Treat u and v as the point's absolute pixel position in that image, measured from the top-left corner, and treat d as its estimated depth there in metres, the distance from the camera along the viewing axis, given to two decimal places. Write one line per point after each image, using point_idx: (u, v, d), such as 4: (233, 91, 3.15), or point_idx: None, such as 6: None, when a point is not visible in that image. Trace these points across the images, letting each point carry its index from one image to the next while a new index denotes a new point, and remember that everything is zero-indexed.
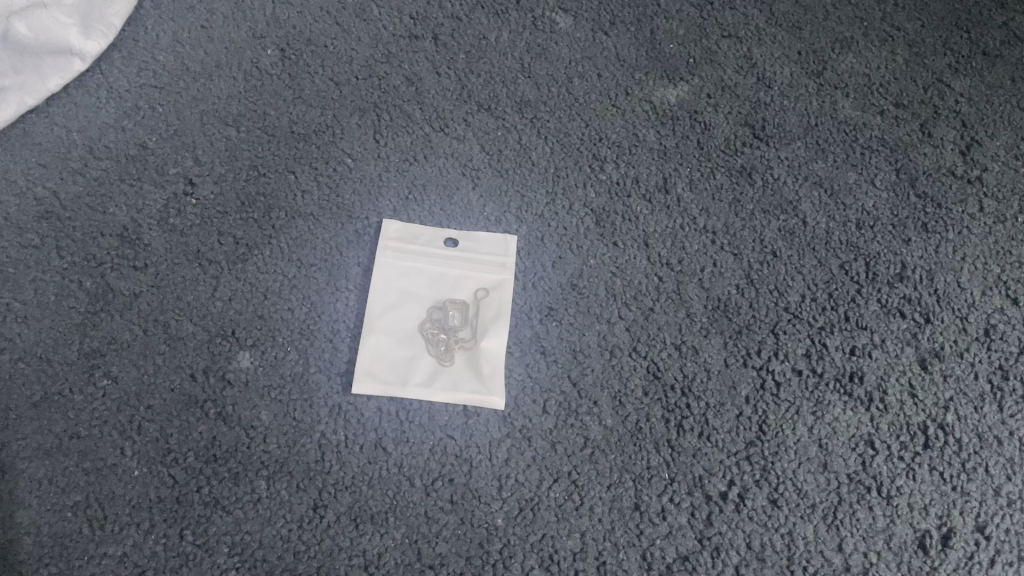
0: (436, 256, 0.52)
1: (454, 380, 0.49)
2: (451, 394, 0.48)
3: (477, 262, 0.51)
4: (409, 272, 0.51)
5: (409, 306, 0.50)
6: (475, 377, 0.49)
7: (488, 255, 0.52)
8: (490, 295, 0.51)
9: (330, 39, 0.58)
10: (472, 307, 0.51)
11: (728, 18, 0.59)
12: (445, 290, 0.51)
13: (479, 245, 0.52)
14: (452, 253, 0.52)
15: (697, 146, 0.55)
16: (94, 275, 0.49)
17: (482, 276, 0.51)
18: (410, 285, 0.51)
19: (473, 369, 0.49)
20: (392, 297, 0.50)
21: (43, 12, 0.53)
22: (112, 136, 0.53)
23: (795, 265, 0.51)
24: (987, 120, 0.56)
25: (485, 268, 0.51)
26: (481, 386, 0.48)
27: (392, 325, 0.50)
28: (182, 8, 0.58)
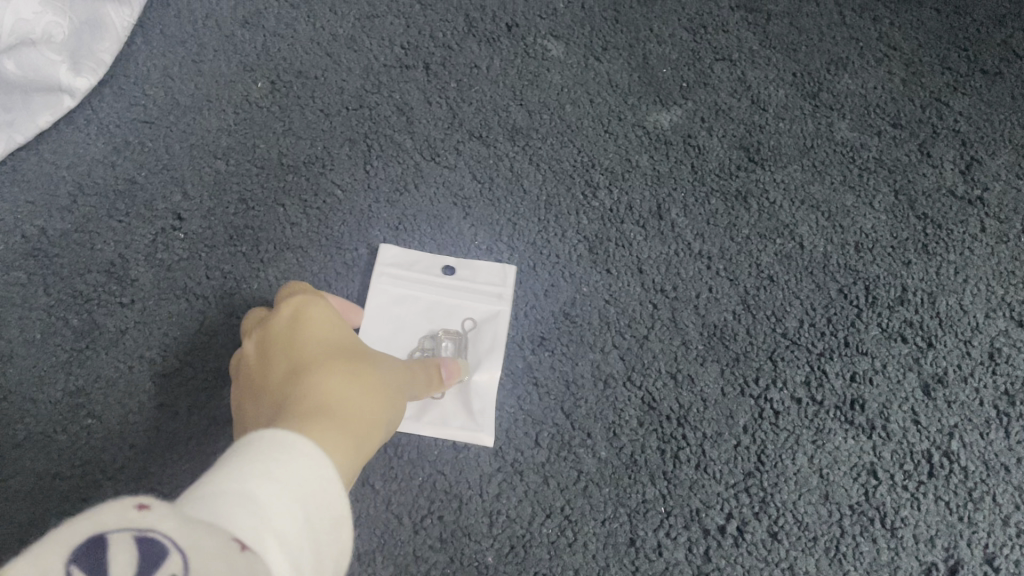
0: (435, 284, 0.50)
1: (444, 413, 0.46)
2: (439, 428, 0.46)
3: (475, 292, 0.50)
4: (405, 299, 0.50)
5: (403, 335, 0.49)
6: (465, 413, 0.46)
7: (486, 285, 0.50)
8: (485, 327, 0.49)
9: (321, 70, 0.58)
10: (467, 337, 0.49)
11: (721, 42, 0.60)
12: (440, 320, 0.49)
13: (479, 276, 0.51)
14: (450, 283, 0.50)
15: (691, 171, 0.55)
16: (80, 312, 0.49)
17: (478, 308, 0.50)
18: (406, 313, 0.49)
19: (464, 403, 0.46)
20: (386, 326, 0.49)
21: (30, 49, 0.52)
22: (100, 171, 0.53)
23: (792, 290, 0.51)
24: (987, 138, 0.58)
25: (481, 299, 0.50)
26: (472, 422, 0.46)
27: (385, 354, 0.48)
28: (173, 43, 0.58)
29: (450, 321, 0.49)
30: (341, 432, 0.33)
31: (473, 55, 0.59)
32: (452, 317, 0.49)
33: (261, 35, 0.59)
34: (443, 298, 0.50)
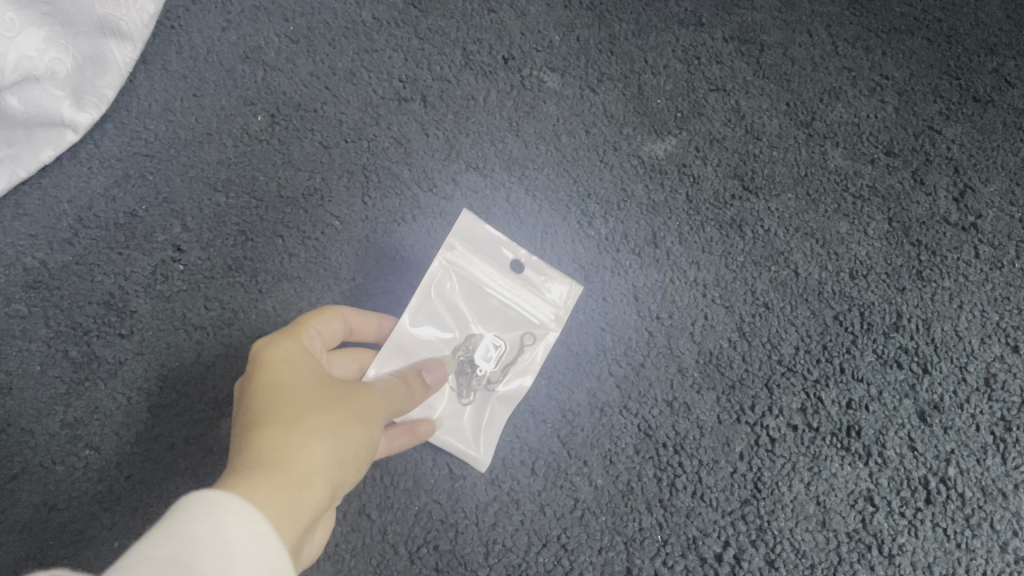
0: (501, 279, 0.47)
1: (452, 418, 0.46)
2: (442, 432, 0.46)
3: (537, 303, 0.47)
4: (461, 288, 0.47)
5: (448, 324, 0.47)
6: (475, 424, 0.46)
7: (546, 295, 0.47)
8: (528, 340, 0.47)
9: (320, 103, 0.58)
10: (508, 348, 0.47)
11: (715, 72, 0.60)
12: (488, 318, 0.47)
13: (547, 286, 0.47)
14: (518, 281, 0.47)
15: (686, 200, 0.56)
16: (78, 343, 0.50)
17: (532, 323, 0.47)
18: (455, 301, 0.47)
19: (478, 414, 0.46)
20: (431, 307, 0.46)
21: (32, 85, 0.53)
22: (102, 205, 0.54)
23: (787, 317, 0.52)
24: (980, 165, 0.58)
25: (540, 313, 0.47)
26: (475, 435, 0.46)
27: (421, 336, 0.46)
28: (174, 78, 0.58)
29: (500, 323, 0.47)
30: (298, 474, 0.32)
31: (471, 88, 0.59)
32: (506, 322, 0.47)
33: (261, 70, 0.59)
34: (503, 296, 0.47)
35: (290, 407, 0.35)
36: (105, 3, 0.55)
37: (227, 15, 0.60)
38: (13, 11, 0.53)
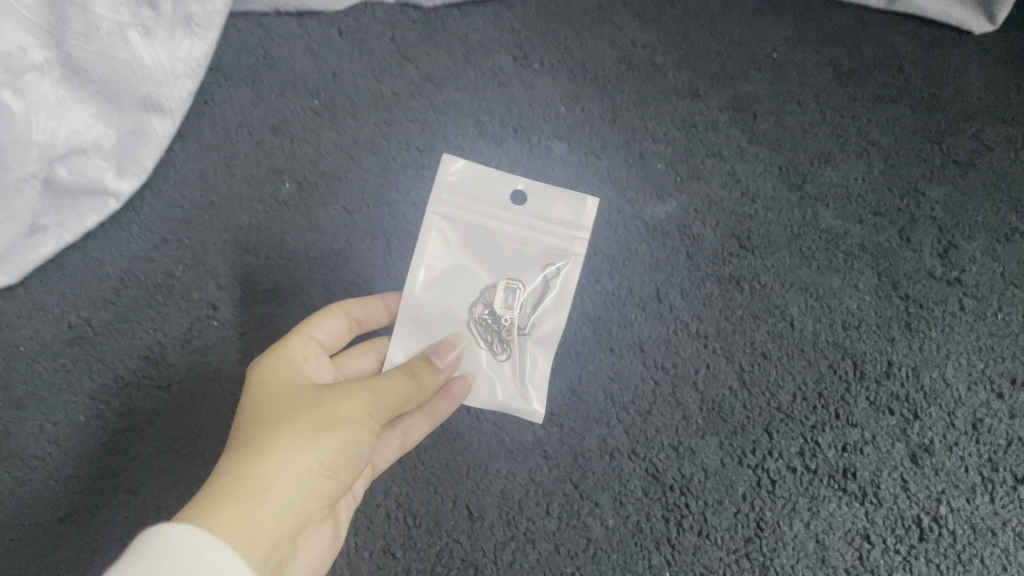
0: (504, 212, 0.49)
1: (496, 372, 0.50)
2: (489, 386, 0.50)
3: (554, 230, 0.49)
4: (467, 234, 0.49)
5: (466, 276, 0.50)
6: (515, 379, 0.50)
7: (557, 222, 0.49)
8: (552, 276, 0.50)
9: (343, 171, 0.63)
10: (534, 284, 0.50)
11: (711, 138, 0.65)
12: (505, 259, 0.50)
13: (556, 210, 0.50)
14: (519, 212, 0.49)
15: (687, 258, 0.60)
16: (120, 395, 0.55)
17: (549, 251, 0.49)
18: (462, 242, 0.49)
19: (516, 367, 0.50)
20: (443, 264, 0.49)
21: (81, 157, 0.57)
22: (141, 267, 0.59)
23: (784, 366, 0.56)
24: (963, 223, 0.62)
25: (556, 239, 0.49)
26: (521, 385, 0.50)
27: (434, 286, 0.50)
28: (208, 148, 0.63)
29: (522, 259, 0.50)
30: (264, 493, 0.36)
31: (484, 157, 0.64)
32: (524, 261, 0.50)
33: (289, 142, 0.64)
34: (513, 231, 0.49)
35: (265, 421, 0.39)
36: (149, 82, 0.58)
37: (256, 90, 0.65)
38: (65, 90, 0.56)
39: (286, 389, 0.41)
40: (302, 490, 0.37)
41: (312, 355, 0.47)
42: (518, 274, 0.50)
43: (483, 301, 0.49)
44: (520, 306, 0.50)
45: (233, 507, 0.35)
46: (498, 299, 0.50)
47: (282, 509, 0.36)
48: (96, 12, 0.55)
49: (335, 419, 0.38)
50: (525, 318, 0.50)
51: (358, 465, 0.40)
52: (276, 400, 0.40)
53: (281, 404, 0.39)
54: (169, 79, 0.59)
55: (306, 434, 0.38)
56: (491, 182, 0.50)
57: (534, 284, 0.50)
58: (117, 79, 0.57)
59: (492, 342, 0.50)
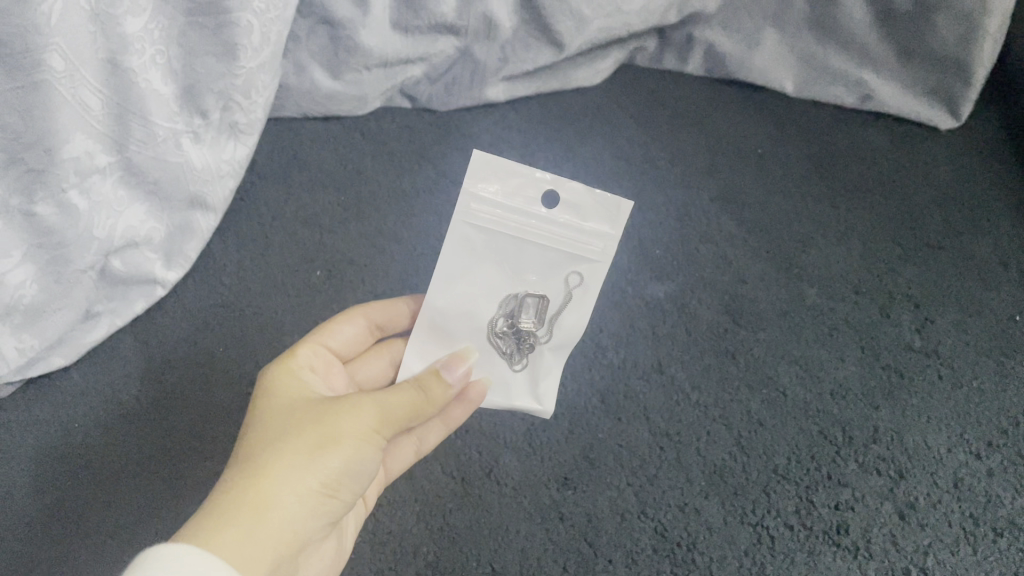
0: (531, 214, 0.50)
1: (514, 383, 0.52)
2: (506, 396, 0.52)
3: (585, 235, 0.50)
4: (490, 234, 0.50)
5: (490, 280, 0.51)
6: (531, 392, 0.52)
7: (587, 228, 0.50)
8: (579, 284, 0.51)
9: (369, 259, 0.71)
10: (557, 294, 0.51)
11: (703, 227, 0.72)
12: (530, 265, 0.50)
13: (587, 212, 0.50)
14: (548, 217, 0.50)
15: (686, 333, 0.66)
16: (166, 465, 0.61)
17: (576, 259, 0.50)
18: (485, 243, 0.50)
19: (531, 379, 0.52)
20: (465, 266, 0.50)
21: (133, 249, 0.64)
22: (184, 348, 0.66)
23: (778, 432, 0.62)
24: (937, 300, 0.69)
25: (583, 246, 0.50)
26: (537, 397, 0.52)
27: (451, 287, 0.50)
28: (247, 241, 0.71)
29: (547, 264, 0.50)
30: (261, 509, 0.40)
31: None
32: (550, 268, 0.50)
33: (319, 233, 0.72)
34: (538, 235, 0.50)
35: (275, 436, 0.42)
36: (197, 182, 0.65)
37: (289, 186, 0.75)
38: (123, 189, 0.62)
39: (296, 405, 0.45)
40: (304, 505, 0.41)
41: (322, 362, 0.52)
42: (541, 281, 0.51)
43: (506, 310, 0.51)
44: (542, 319, 0.51)
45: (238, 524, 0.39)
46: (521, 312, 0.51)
47: (285, 523, 0.40)
48: (158, 122, 0.61)
49: (337, 437, 0.42)
50: (548, 334, 0.51)
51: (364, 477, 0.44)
52: (287, 414, 0.44)
53: (291, 420, 0.43)
54: (214, 180, 0.66)
55: (310, 452, 0.41)
56: (517, 179, 0.50)
57: (559, 292, 0.51)
58: (170, 180, 0.64)
59: (511, 355, 0.51)
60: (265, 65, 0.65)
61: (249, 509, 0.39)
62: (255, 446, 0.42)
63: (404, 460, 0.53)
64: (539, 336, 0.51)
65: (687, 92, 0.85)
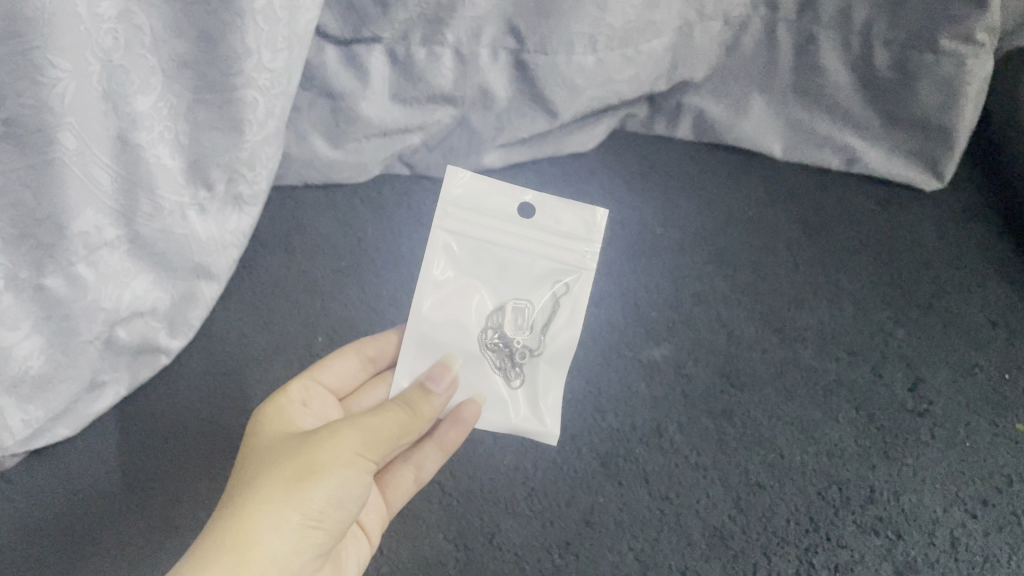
0: (517, 227, 0.62)
1: (510, 396, 0.62)
2: (503, 411, 0.62)
3: (568, 245, 0.62)
4: (478, 251, 0.62)
5: (479, 294, 0.62)
6: (524, 398, 0.62)
7: (561, 238, 0.62)
8: (559, 292, 0.63)
9: (370, 323, 0.75)
10: (544, 303, 0.63)
11: (698, 287, 0.74)
12: (514, 278, 0.62)
13: (567, 225, 0.62)
14: (526, 232, 0.62)
15: (683, 395, 0.68)
16: (178, 534, 0.64)
17: (553, 270, 0.62)
18: (475, 260, 0.62)
19: (524, 385, 0.63)
20: (458, 283, 0.62)
21: (139, 319, 0.65)
22: (192, 416, 0.69)
23: (777, 494, 0.65)
24: (928, 360, 0.71)
25: (559, 257, 0.62)
26: (532, 408, 0.62)
27: (447, 297, 0.62)
28: (248, 306, 0.74)
29: (534, 274, 0.62)
30: (249, 543, 0.44)
31: None
32: (532, 279, 0.62)
33: (321, 300, 0.76)
34: (525, 246, 0.62)
35: (260, 474, 0.47)
36: (202, 253, 0.66)
37: (289, 251, 0.78)
38: (130, 261, 0.63)
39: (284, 441, 0.50)
40: (289, 536, 0.46)
41: (316, 396, 0.60)
42: (529, 291, 0.63)
43: (495, 321, 0.62)
44: (532, 329, 0.63)
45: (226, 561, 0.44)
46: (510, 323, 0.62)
47: (272, 554, 0.45)
48: (164, 195, 0.63)
49: (316, 468, 0.47)
50: (539, 346, 0.62)
51: (351, 502, 0.48)
52: (274, 451, 0.49)
53: (274, 459, 0.48)
54: (218, 249, 0.68)
55: (289, 486, 0.46)
56: (502, 196, 0.62)
57: (540, 301, 0.63)
58: (176, 252, 0.65)
59: (506, 368, 0.62)
60: (270, 139, 0.67)
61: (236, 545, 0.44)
62: (242, 486, 0.47)
63: (397, 486, 0.59)
64: (530, 345, 0.62)
65: (662, 159, 0.89)
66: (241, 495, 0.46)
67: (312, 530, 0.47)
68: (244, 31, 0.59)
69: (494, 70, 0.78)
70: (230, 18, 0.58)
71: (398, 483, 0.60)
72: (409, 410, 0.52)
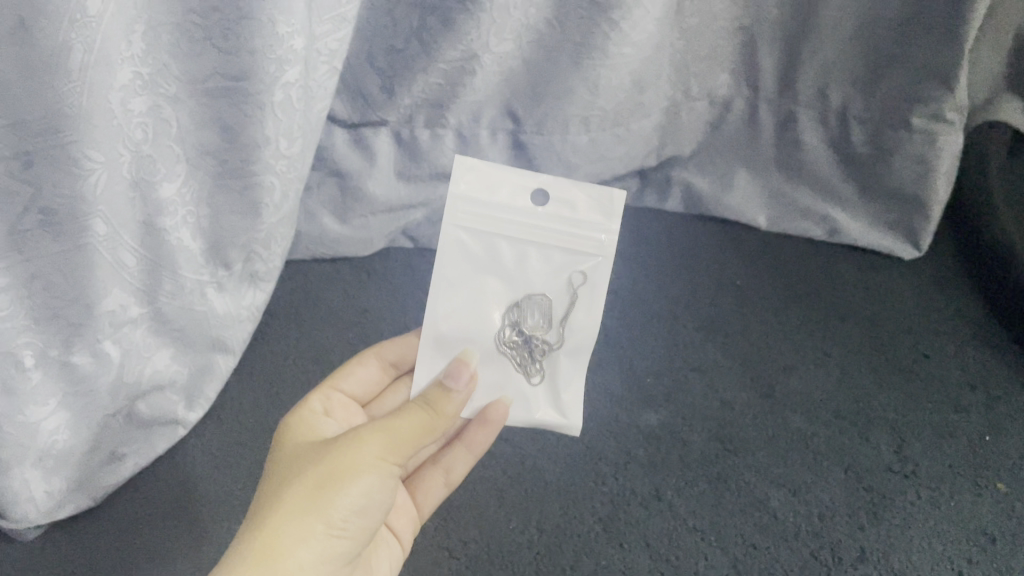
0: (531, 217, 0.61)
1: (532, 394, 0.62)
2: (526, 408, 0.62)
3: (585, 232, 0.61)
4: (495, 244, 0.61)
5: (499, 290, 0.62)
6: (548, 396, 0.62)
7: (581, 222, 0.61)
8: (582, 281, 0.61)
9: None
10: (562, 295, 0.62)
11: (691, 356, 0.80)
12: (533, 270, 0.62)
13: (583, 209, 0.61)
14: (543, 222, 0.61)
15: (679, 458, 0.73)
16: None
17: (574, 260, 0.61)
18: (490, 253, 0.61)
19: (548, 381, 0.63)
20: (475, 280, 0.61)
21: (158, 393, 0.69)
22: (207, 487, 0.71)
23: (772, 555, 0.67)
24: (911, 424, 0.76)
25: (579, 244, 0.61)
26: (556, 406, 0.62)
27: (461, 294, 0.61)
28: (263, 380, 0.78)
29: (551, 265, 0.61)
30: (272, 555, 0.45)
31: None
32: (552, 272, 0.61)
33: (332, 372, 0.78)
34: (541, 239, 0.61)
35: (282, 484, 0.48)
36: (219, 326, 0.72)
37: (299, 327, 0.82)
38: (152, 337, 0.68)
39: (305, 449, 0.51)
40: (313, 547, 0.46)
41: (340, 401, 0.62)
42: (547, 283, 0.62)
43: (514, 318, 0.62)
44: (551, 324, 0.62)
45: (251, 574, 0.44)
46: (528, 317, 0.62)
47: (296, 566, 0.45)
48: (186, 275, 0.67)
49: (336, 479, 0.47)
50: (557, 339, 0.62)
51: (375, 508, 0.49)
52: (296, 460, 0.50)
53: (296, 467, 0.49)
54: (234, 325, 0.73)
55: (310, 497, 0.47)
56: (512, 184, 0.61)
57: (562, 292, 0.62)
58: (194, 326, 0.70)
59: (528, 366, 0.62)
60: (285, 220, 0.73)
61: (261, 555, 0.45)
62: (265, 497, 0.48)
63: (436, 488, 0.62)
64: (550, 341, 0.62)
65: (657, 236, 0.94)
66: (262, 507, 0.47)
67: (335, 539, 0.47)
68: (264, 122, 0.65)
69: (494, 150, 0.88)
70: (253, 110, 0.64)
71: (430, 485, 0.62)
72: (432, 410, 0.52)
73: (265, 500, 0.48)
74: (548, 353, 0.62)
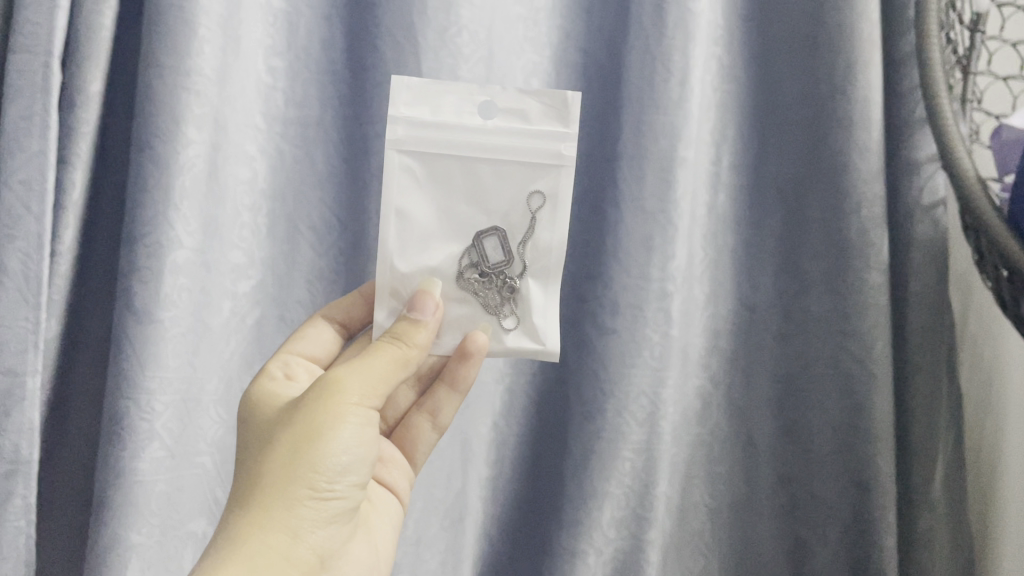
0: (479, 130, 0.74)
1: (501, 328, 0.77)
2: (498, 340, 0.78)
3: (540, 146, 0.74)
4: (446, 154, 0.74)
5: (460, 214, 0.77)
6: (519, 330, 0.77)
7: (535, 133, 0.74)
8: (540, 189, 0.76)
9: None
10: (523, 217, 0.77)
11: None
12: (491, 172, 0.76)
13: (538, 118, 0.75)
14: (492, 135, 0.74)
15: None
16: None
17: (531, 170, 0.75)
18: (444, 170, 0.75)
19: (521, 319, 0.77)
20: (432, 211, 0.76)
21: None
22: None
23: None
24: None
25: (532, 155, 0.75)
26: (531, 334, 0.77)
27: (418, 234, 0.76)
28: None
29: (511, 181, 0.76)
30: (264, 527, 0.59)
31: None
32: (511, 183, 0.76)
33: None
34: (490, 155, 0.74)
35: (269, 454, 0.62)
36: None
37: None
38: None
39: (277, 415, 0.66)
40: (304, 508, 0.61)
41: (297, 360, 0.78)
42: (510, 205, 0.76)
43: (473, 251, 0.77)
44: (513, 256, 0.77)
45: (247, 539, 0.58)
46: (489, 260, 0.77)
47: (291, 529, 0.60)
48: None
49: (312, 443, 0.62)
50: (522, 270, 0.78)
51: (357, 461, 0.64)
52: (273, 429, 0.65)
53: (275, 435, 0.64)
54: None
55: (293, 464, 0.61)
56: (455, 99, 0.75)
57: (524, 204, 0.76)
58: None
59: (491, 295, 0.77)
60: None
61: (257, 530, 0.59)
62: (254, 463, 0.63)
63: (424, 437, 0.86)
64: (512, 272, 0.77)
65: None
66: (252, 484, 0.61)
67: (324, 498, 0.62)
68: None
69: None
70: None
71: (418, 432, 0.86)
72: (396, 350, 0.68)
73: (248, 478, 0.62)
74: (513, 292, 0.77)
